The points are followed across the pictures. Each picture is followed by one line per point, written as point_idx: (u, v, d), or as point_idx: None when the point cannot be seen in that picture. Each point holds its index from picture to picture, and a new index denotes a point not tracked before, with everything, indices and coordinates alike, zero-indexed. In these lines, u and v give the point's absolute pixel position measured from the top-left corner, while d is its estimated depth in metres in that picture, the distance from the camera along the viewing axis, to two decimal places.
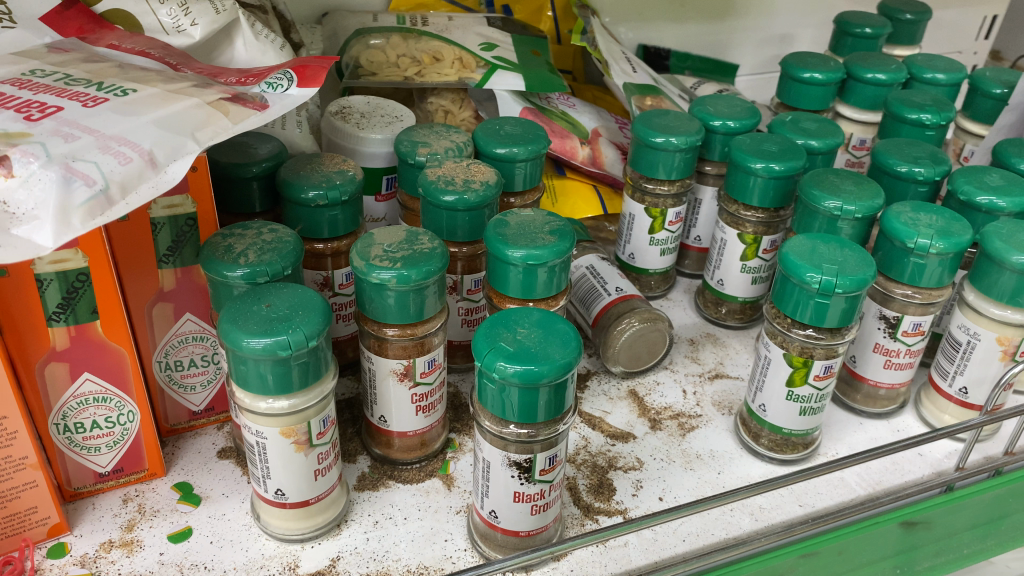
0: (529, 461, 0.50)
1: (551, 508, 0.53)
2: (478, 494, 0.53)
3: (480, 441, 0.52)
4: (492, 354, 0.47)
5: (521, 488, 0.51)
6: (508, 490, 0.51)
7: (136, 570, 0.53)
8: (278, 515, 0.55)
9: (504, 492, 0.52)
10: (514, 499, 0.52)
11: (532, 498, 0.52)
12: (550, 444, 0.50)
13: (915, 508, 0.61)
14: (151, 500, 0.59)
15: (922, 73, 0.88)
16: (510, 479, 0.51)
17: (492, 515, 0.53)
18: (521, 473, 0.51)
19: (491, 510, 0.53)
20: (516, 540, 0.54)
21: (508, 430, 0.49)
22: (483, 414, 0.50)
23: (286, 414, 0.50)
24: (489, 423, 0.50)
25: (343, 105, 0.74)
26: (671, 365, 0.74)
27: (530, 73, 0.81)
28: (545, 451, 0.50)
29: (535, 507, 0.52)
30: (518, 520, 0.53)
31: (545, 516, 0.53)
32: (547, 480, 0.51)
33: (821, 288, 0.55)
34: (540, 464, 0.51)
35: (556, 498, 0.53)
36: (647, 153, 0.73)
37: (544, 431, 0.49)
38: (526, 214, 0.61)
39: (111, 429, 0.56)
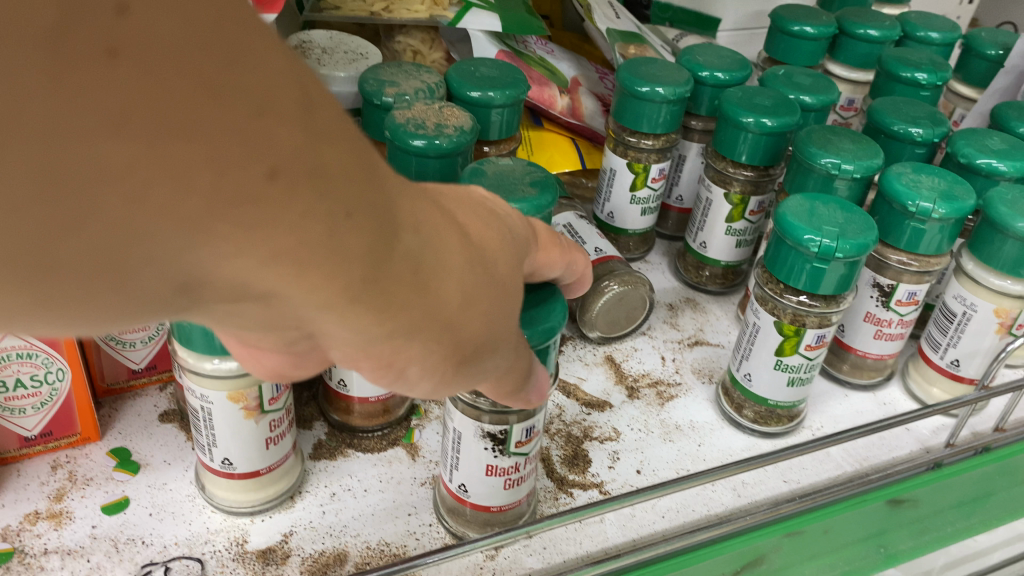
0: (504, 432, 0.46)
1: (526, 484, 0.49)
2: (446, 467, 0.49)
3: (450, 410, 0.47)
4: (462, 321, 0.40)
5: (494, 461, 0.47)
6: (479, 463, 0.47)
7: (65, 545, 0.48)
8: (225, 486, 0.50)
9: (476, 466, 0.47)
10: (486, 472, 0.47)
11: (506, 472, 0.48)
12: (529, 415, 0.46)
13: (905, 485, 0.57)
14: (84, 467, 0.53)
15: (916, 31, 0.84)
16: (483, 451, 0.47)
17: (460, 489, 0.49)
18: (495, 445, 0.46)
19: (460, 484, 0.49)
20: (487, 516, 0.50)
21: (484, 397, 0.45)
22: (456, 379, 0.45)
23: (234, 376, 0.45)
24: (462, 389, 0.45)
25: (304, 40, 0.68)
26: (650, 331, 0.70)
27: (508, 14, 0.75)
28: (523, 422, 0.46)
29: (509, 482, 0.48)
30: (490, 495, 0.49)
31: (518, 491, 0.49)
32: (522, 452, 0.47)
33: (820, 253, 0.51)
34: (516, 436, 0.46)
35: (534, 471, 0.49)
36: (631, 103, 0.68)
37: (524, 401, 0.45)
38: (504, 164, 0.56)
39: (38, 388, 0.51)
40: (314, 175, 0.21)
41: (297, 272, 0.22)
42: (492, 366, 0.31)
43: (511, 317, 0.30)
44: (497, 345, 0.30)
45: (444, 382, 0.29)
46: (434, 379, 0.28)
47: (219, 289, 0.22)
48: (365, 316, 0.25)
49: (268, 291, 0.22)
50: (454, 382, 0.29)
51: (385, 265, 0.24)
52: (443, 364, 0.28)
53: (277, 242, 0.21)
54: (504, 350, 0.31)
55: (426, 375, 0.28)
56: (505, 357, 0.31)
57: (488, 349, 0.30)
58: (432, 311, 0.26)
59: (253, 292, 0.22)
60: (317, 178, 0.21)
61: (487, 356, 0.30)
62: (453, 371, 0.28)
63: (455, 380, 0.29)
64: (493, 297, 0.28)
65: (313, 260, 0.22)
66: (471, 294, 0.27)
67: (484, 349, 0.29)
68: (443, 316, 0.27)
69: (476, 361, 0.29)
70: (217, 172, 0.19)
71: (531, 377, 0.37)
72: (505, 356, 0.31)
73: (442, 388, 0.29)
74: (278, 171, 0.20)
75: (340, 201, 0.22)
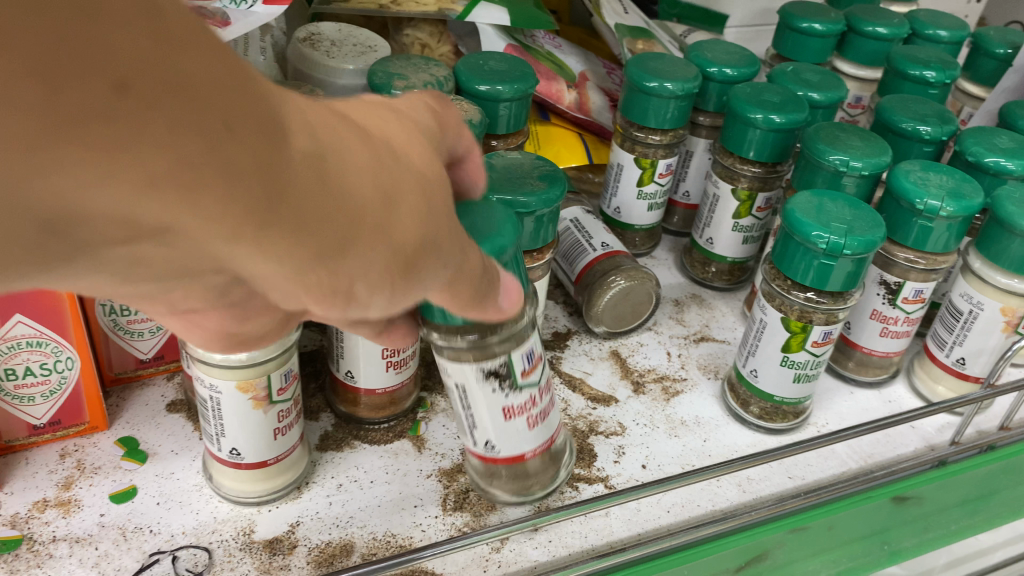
0: (506, 365, 0.44)
1: (543, 422, 0.49)
2: (466, 430, 0.48)
3: (444, 369, 0.45)
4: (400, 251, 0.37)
5: (508, 401, 0.46)
6: (498, 410, 0.46)
7: (73, 533, 0.48)
8: (233, 476, 0.51)
9: (495, 414, 0.46)
10: (507, 417, 0.47)
11: (525, 409, 0.47)
12: (520, 340, 0.44)
13: (908, 483, 0.57)
14: (92, 456, 0.54)
15: (924, 29, 0.84)
16: (494, 394, 0.45)
17: (488, 448, 0.48)
18: (501, 382, 0.45)
19: (487, 442, 0.48)
20: (518, 485, 0.51)
21: (481, 333, 0.42)
22: (443, 326, 0.41)
23: (243, 366, 0.45)
24: (453, 332, 0.41)
25: (313, 32, 0.68)
26: (656, 326, 0.70)
27: (516, 8, 0.75)
28: (521, 349, 0.45)
29: (531, 420, 0.48)
30: (519, 440, 0.48)
31: (545, 426, 0.49)
32: (532, 381, 0.46)
33: (828, 249, 0.51)
34: (520, 366, 0.45)
35: (547, 405, 0.49)
36: (639, 98, 0.68)
37: (514, 325, 0.43)
38: (513, 158, 0.56)
39: (47, 376, 0.51)
40: (176, 82, 0.19)
41: (184, 192, 0.20)
42: (441, 272, 0.29)
43: (443, 221, 0.27)
44: (441, 251, 0.27)
45: (390, 297, 0.27)
46: (377, 296, 0.26)
47: (105, 226, 0.20)
48: (279, 235, 0.22)
49: (160, 224, 0.20)
50: (403, 292, 0.27)
51: (281, 173, 0.22)
52: (380, 281, 0.26)
53: (147, 163, 0.19)
54: (448, 257, 0.28)
55: (372, 289, 0.26)
56: (453, 264, 0.29)
57: (431, 257, 0.27)
58: (355, 219, 0.24)
59: (146, 229, 0.20)
60: (180, 84, 0.19)
61: (430, 264, 0.27)
62: (395, 285, 0.26)
63: (402, 293, 0.27)
64: (415, 202, 0.26)
65: (198, 180, 0.20)
66: (393, 195, 0.25)
67: (425, 258, 0.27)
68: (369, 221, 0.24)
69: (420, 273, 0.27)
70: (51, 91, 0.17)
71: (494, 282, 0.34)
72: (452, 263, 0.29)
73: (392, 304, 0.27)
74: (129, 83, 0.18)
75: (213, 109, 0.20)
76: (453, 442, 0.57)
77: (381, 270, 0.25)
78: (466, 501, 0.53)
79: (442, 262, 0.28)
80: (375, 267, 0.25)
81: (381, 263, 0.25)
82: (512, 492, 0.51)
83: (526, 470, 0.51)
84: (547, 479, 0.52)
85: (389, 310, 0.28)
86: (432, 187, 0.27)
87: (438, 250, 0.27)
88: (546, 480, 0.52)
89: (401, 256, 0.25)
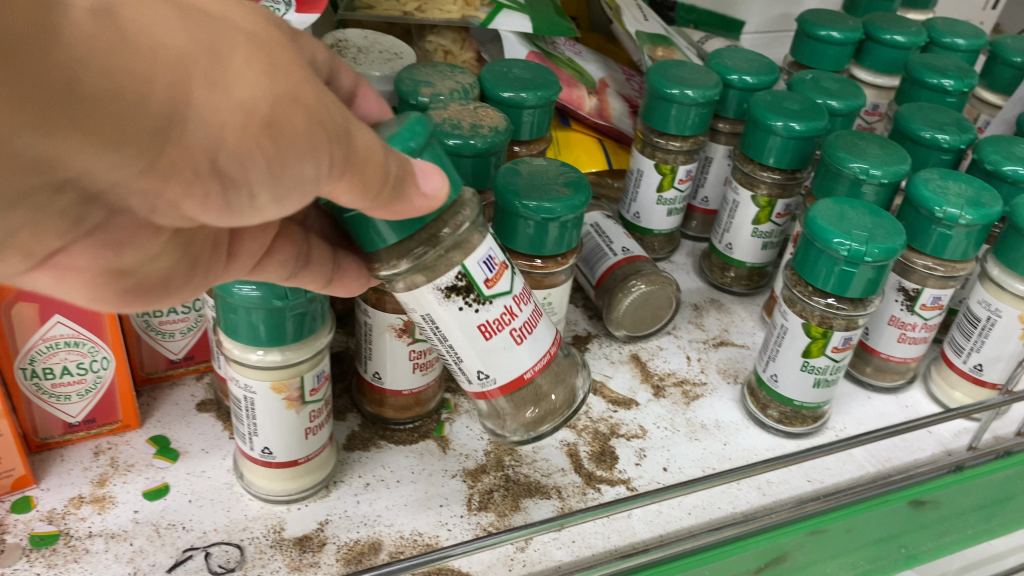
0: (464, 278, 0.42)
1: (533, 332, 0.47)
2: (454, 362, 0.46)
3: (407, 305, 0.44)
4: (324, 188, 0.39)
5: (483, 317, 0.44)
6: (473, 329, 0.44)
7: (109, 529, 0.50)
8: (264, 475, 0.52)
9: (473, 338, 0.44)
10: (486, 336, 0.45)
11: (503, 322, 0.45)
12: (466, 246, 0.42)
13: (926, 487, 0.58)
14: (125, 453, 0.55)
15: (941, 37, 0.84)
16: (462, 313, 0.43)
17: (485, 380, 0.46)
18: (467, 299, 0.43)
19: (479, 372, 0.46)
20: (534, 419, 0.48)
21: (426, 247, 0.40)
22: (390, 255, 0.40)
23: (278, 367, 0.47)
24: (402, 258, 0.40)
25: (339, 39, 0.69)
26: (675, 330, 0.71)
27: (538, 15, 0.76)
28: (472, 256, 0.42)
29: (516, 334, 0.46)
30: (513, 362, 0.46)
31: (535, 341, 0.47)
32: (500, 291, 0.44)
33: (850, 256, 0.52)
34: (481, 277, 0.43)
35: (532, 313, 0.47)
36: (660, 105, 0.69)
37: (457, 222, 0.41)
38: (538, 164, 0.58)
39: (83, 376, 0.52)
40: None
41: None
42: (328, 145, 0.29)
43: (300, 86, 0.28)
44: (310, 116, 0.28)
45: (266, 169, 0.28)
46: (252, 167, 0.28)
47: None
48: (101, 111, 0.24)
49: None
50: (281, 164, 0.28)
51: (70, 40, 0.23)
52: (241, 149, 0.27)
53: None
54: (326, 126, 0.29)
55: (239, 159, 0.27)
56: (338, 136, 0.30)
57: (298, 121, 0.28)
58: (178, 82, 0.25)
59: None
60: None
61: (301, 132, 0.28)
62: (262, 153, 0.27)
63: (280, 165, 0.28)
64: (250, 65, 0.27)
65: None
66: (212, 52, 0.26)
67: (289, 121, 0.27)
68: (195, 78, 0.25)
69: (289, 140, 0.28)
70: None
71: (408, 175, 0.35)
72: (335, 134, 0.29)
73: (275, 181, 0.29)
74: None
75: None
76: (477, 443, 0.58)
77: (238, 136, 0.27)
78: (490, 501, 0.54)
79: (320, 131, 0.29)
80: (224, 133, 0.26)
81: (233, 124, 0.26)
82: (528, 429, 0.48)
83: (533, 391, 0.47)
84: (564, 394, 0.49)
85: (277, 195, 0.30)
86: (265, 46, 0.28)
87: (303, 105, 0.28)
88: (563, 395, 0.49)
89: (256, 117, 0.27)
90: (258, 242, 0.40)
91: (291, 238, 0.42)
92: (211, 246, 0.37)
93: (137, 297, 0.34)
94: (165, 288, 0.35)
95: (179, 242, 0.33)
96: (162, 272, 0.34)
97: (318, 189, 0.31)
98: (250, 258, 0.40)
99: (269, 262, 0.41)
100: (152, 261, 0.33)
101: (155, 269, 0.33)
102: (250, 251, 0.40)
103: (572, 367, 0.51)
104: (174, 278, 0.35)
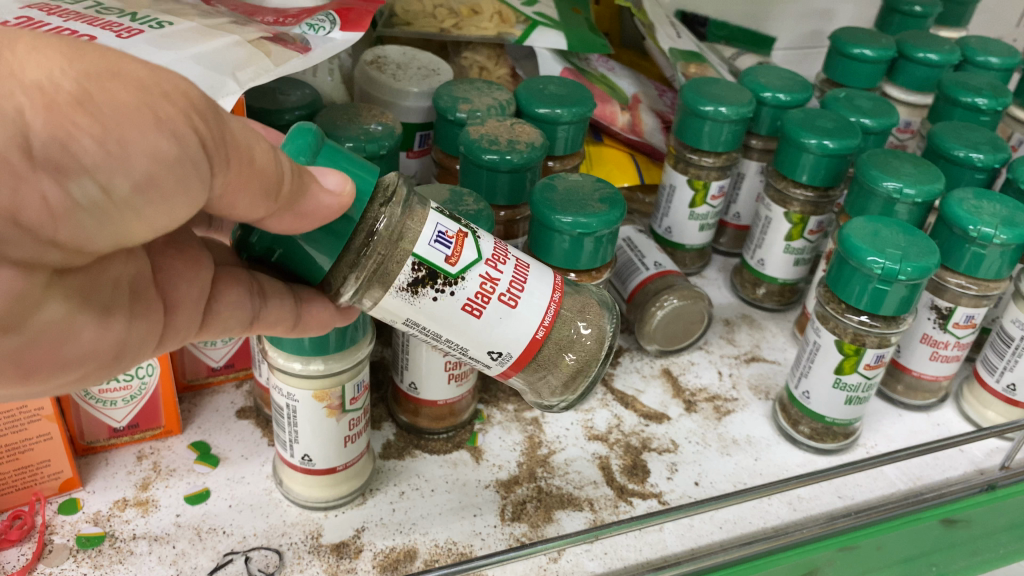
0: (418, 266, 0.38)
1: (528, 286, 0.41)
2: (461, 353, 0.42)
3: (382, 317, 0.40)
4: (241, 224, 0.36)
5: (461, 296, 0.40)
6: (459, 310, 0.40)
7: (152, 531, 0.51)
8: (303, 481, 0.53)
9: (465, 321, 0.40)
10: (475, 314, 0.40)
11: (485, 292, 0.40)
12: (407, 236, 0.38)
13: (957, 505, 0.58)
14: (167, 458, 0.56)
15: (975, 56, 0.85)
16: (440, 301, 0.39)
17: (502, 357, 0.42)
18: (434, 284, 0.39)
19: (490, 352, 0.42)
20: (574, 369, 0.44)
21: (365, 253, 0.37)
22: (337, 278, 0.38)
23: (320, 376, 0.48)
24: (349, 276, 0.37)
25: (378, 55, 0.71)
26: (706, 345, 0.71)
27: (572, 32, 0.77)
28: (421, 241, 0.38)
29: (506, 296, 0.41)
30: (520, 326, 0.41)
31: (532, 295, 0.41)
32: (466, 261, 0.39)
33: (884, 274, 0.52)
34: (439, 257, 0.38)
35: (519, 268, 0.42)
36: (694, 122, 0.69)
37: (386, 212, 0.37)
38: (574, 180, 0.59)
39: (129, 382, 0.54)
40: None
41: None
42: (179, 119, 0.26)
43: (122, 64, 0.26)
44: (138, 87, 0.25)
45: (101, 150, 0.25)
46: (80, 149, 0.24)
47: None
48: None
49: None
50: (118, 145, 0.25)
51: None
52: (56, 132, 0.24)
53: None
54: (169, 100, 0.26)
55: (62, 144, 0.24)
56: (192, 111, 0.27)
57: (121, 92, 0.25)
58: None
59: None
60: None
61: (128, 105, 0.25)
62: (85, 131, 0.24)
63: (117, 141, 0.25)
64: (50, 53, 0.24)
65: None
66: None
67: (109, 95, 0.25)
68: None
69: (114, 109, 0.25)
70: None
71: (298, 174, 0.32)
72: (185, 108, 0.27)
73: (124, 167, 0.25)
74: None
75: None
76: (510, 454, 0.59)
77: (44, 118, 0.23)
78: (524, 512, 0.55)
79: (158, 102, 0.26)
80: (24, 115, 0.23)
81: (31, 104, 0.23)
82: (571, 382, 0.44)
83: (551, 353, 0.43)
84: (596, 333, 0.44)
85: (138, 188, 0.26)
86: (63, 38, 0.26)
87: (123, 77, 0.25)
88: (597, 335, 0.44)
89: (60, 91, 0.24)
90: (195, 288, 0.37)
91: (234, 276, 0.39)
92: (128, 295, 0.33)
93: (28, 353, 0.29)
94: (63, 341, 0.30)
95: (75, 290, 0.29)
96: (58, 321, 0.29)
97: (199, 175, 0.28)
98: (192, 307, 0.37)
99: (217, 305, 0.39)
100: (41, 308, 0.28)
101: (49, 318, 0.29)
102: (186, 298, 0.37)
103: (598, 304, 0.46)
104: (77, 329, 0.30)
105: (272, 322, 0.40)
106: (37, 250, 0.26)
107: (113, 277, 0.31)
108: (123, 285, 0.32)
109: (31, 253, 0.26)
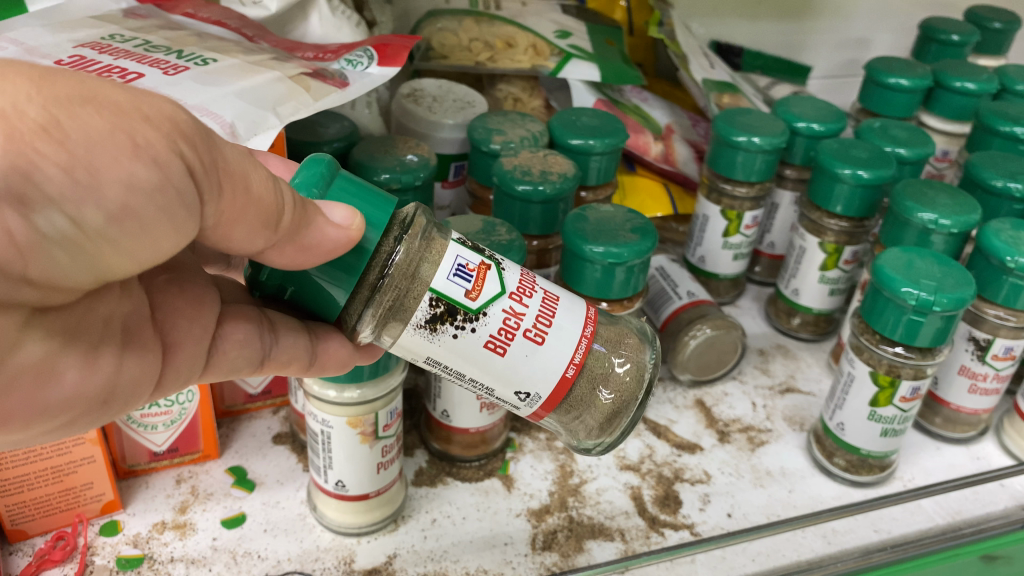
0: (439, 304, 0.39)
1: (557, 320, 0.42)
2: (486, 392, 0.43)
3: (401, 353, 0.41)
4: (252, 263, 0.37)
5: (484, 333, 0.40)
6: (483, 348, 0.40)
7: (189, 554, 0.52)
8: (336, 507, 0.54)
9: (489, 359, 0.41)
10: (500, 352, 0.41)
11: (509, 330, 0.40)
12: (421, 275, 0.39)
13: (1000, 541, 0.56)
14: (204, 483, 0.57)
15: (1014, 85, 0.84)
16: (461, 339, 0.40)
17: (530, 398, 0.43)
18: (454, 322, 0.39)
19: (518, 393, 0.42)
20: (609, 410, 0.44)
21: (383, 285, 0.38)
22: (353, 316, 0.39)
23: (354, 403, 0.50)
24: (364, 313, 0.39)
25: (415, 88, 0.72)
26: (740, 376, 0.71)
27: (606, 64, 0.78)
28: (439, 273, 0.39)
29: (534, 333, 0.41)
30: (550, 363, 0.42)
31: (561, 331, 0.42)
32: (487, 297, 0.40)
33: (918, 305, 0.52)
34: (458, 291, 0.39)
35: (547, 301, 0.42)
36: (726, 152, 0.70)
37: (403, 243, 0.38)
38: (606, 211, 0.59)
39: (169, 408, 0.55)
40: None
41: None
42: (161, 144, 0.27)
43: (99, 90, 0.27)
44: (115, 113, 0.26)
45: (68, 178, 0.25)
46: (44, 178, 0.25)
47: None
48: None
49: None
50: (89, 172, 0.26)
51: None
52: (18, 161, 0.24)
53: None
54: (149, 125, 0.27)
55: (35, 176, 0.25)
56: (175, 135, 0.28)
57: (93, 119, 0.26)
58: None
59: None
60: None
61: (101, 130, 0.26)
62: (49, 159, 0.25)
63: (84, 169, 0.26)
64: (19, 82, 0.25)
65: None
66: None
67: (79, 121, 0.25)
68: None
69: (86, 137, 0.25)
70: None
71: (298, 201, 0.33)
72: (168, 132, 0.28)
73: (96, 197, 0.26)
74: None
75: None
76: (541, 483, 0.59)
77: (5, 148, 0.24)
78: (555, 541, 0.55)
79: (136, 127, 0.27)
80: None
81: None
82: (607, 424, 0.44)
83: (580, 395, 0.43)
84: (634, 369, 0.45)
85: (114, 218, 0.27)
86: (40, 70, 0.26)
87: (99, 105, 0.26)
88: (633, 371, 0.45)
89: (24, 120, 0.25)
90: (197, 327, 0.38)
91: (244, 316, 0.40)
92: (121, 334, 0.34)
93: (10, 394, 0.30)
94: (46, 381, 0.31)
95: (59, 329, 0.30)
96: (41, 361, 0.30)
97: (183, 203, 0.28)
98: (194, 346, 0.38)
99: (223, 344, 0.40)
100: (20, 348, 0.29)
101: (33, 358, 0.30)
102: (189, 337, 0.38)
103: (635, 341, 0.46)
104: (60, 369, 0.31)
105: (285, 361, 0.41)
106: (10, 289, 0.27)
107: (105, 315, 0.33)
108: (115, 323, 0.33)
109: (7, 292, 0.27)
